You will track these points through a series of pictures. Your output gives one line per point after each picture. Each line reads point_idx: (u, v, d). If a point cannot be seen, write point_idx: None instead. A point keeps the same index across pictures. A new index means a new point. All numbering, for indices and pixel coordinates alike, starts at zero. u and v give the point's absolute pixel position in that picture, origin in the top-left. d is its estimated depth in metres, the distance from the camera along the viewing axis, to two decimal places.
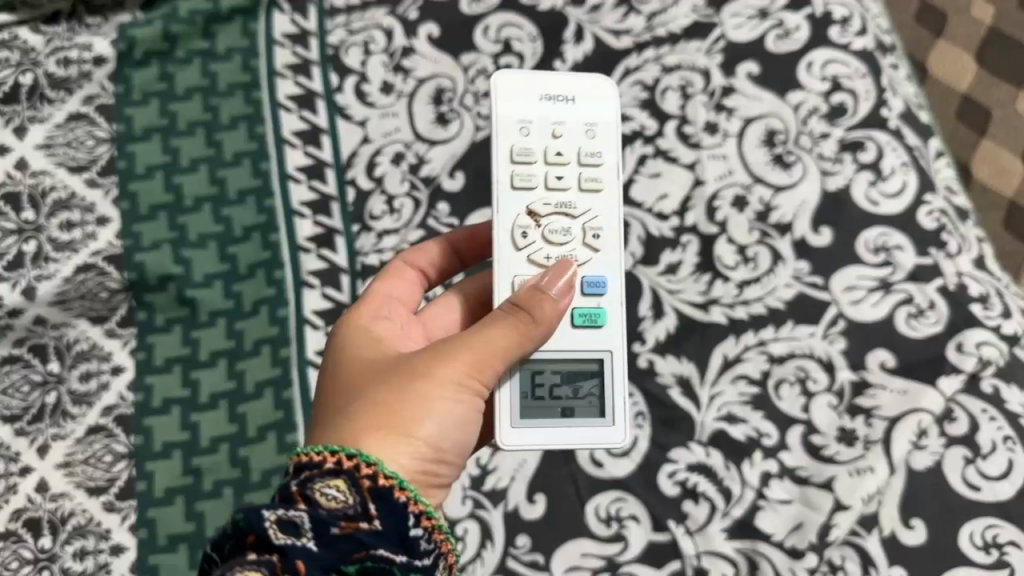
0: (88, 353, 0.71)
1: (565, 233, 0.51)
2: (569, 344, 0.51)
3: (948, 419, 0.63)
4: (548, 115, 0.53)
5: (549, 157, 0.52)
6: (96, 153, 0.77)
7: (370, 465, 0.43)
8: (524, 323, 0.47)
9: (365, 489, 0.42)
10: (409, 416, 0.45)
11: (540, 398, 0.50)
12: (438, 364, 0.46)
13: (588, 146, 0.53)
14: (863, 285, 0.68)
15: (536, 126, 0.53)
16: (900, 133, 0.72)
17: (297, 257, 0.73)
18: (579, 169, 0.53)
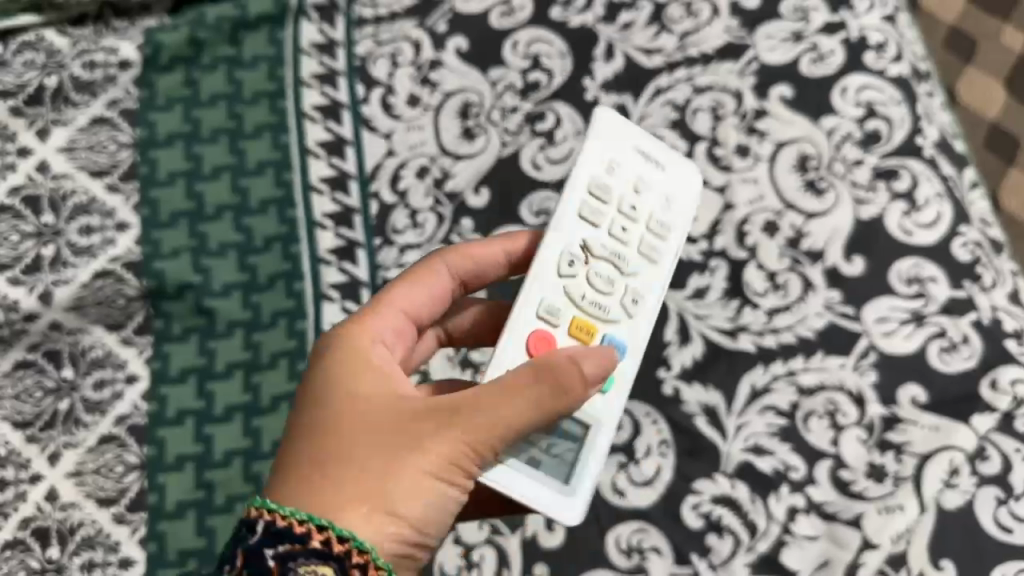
0: (103, 361, 0.70)
1: (600, 309, 0.50)
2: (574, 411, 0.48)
3: (980, 458, 0.61)
4: (674, 240, 0.53)
5: (632, 239, 0.51)
6: (118, 158, 0.77)
7: (362, 553, 0.42)
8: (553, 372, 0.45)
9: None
10: (395, 497, 0.44)
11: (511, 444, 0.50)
12: (433, 446, 0.44)
13: (652, 244, 0.52)
14: (895, 316, 0.66)
15: (666, 246, 0.52)
16: (935, 162, 0.71)
17: (318, 270, 0.72)
18: (620, 296, 0.50)
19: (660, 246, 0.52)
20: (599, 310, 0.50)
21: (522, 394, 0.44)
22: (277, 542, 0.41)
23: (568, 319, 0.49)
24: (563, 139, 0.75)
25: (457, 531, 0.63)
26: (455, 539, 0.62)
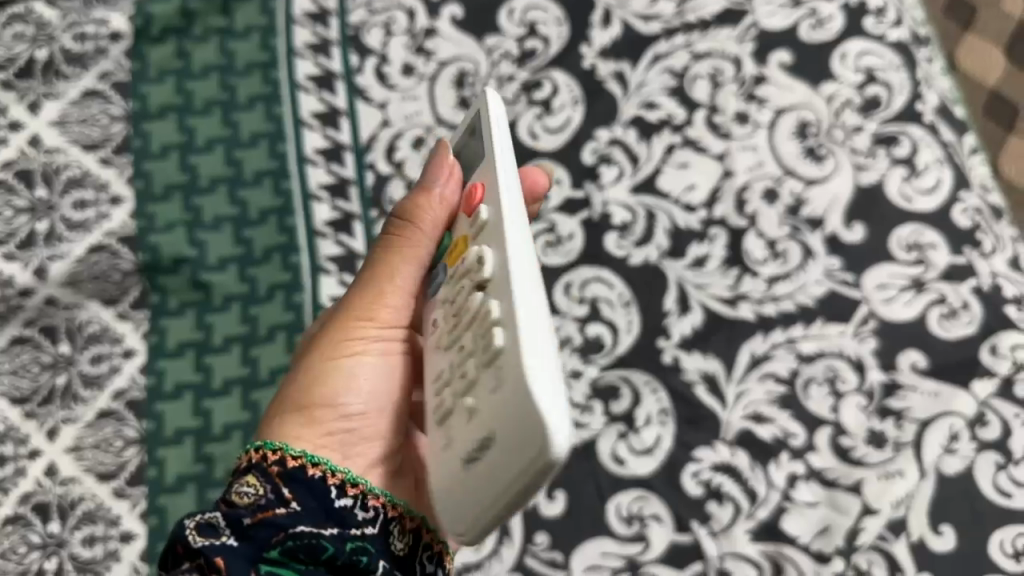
0: (100, 335, 0.70)
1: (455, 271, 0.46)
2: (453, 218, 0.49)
3: (979, 424, 0.61)
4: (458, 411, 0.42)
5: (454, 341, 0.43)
6: (110, 131, 0.76)
7: (277, 452, 0.46)
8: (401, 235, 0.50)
9: (275, 476, 0.45)
10: (321, 388, 0.50)
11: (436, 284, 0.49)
12: (326, 337, 0.51)
13: (451, 337, 0.43)
14: (895, 283, 0.66)
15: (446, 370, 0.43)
16: (935, 128, 0.71)
17: (314, 243, 0.72)
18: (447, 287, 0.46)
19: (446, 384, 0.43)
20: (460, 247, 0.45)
21: (385, 259, 0.50)
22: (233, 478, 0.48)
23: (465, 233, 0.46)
24: (560, 107, 0.74)
25: None
26: None
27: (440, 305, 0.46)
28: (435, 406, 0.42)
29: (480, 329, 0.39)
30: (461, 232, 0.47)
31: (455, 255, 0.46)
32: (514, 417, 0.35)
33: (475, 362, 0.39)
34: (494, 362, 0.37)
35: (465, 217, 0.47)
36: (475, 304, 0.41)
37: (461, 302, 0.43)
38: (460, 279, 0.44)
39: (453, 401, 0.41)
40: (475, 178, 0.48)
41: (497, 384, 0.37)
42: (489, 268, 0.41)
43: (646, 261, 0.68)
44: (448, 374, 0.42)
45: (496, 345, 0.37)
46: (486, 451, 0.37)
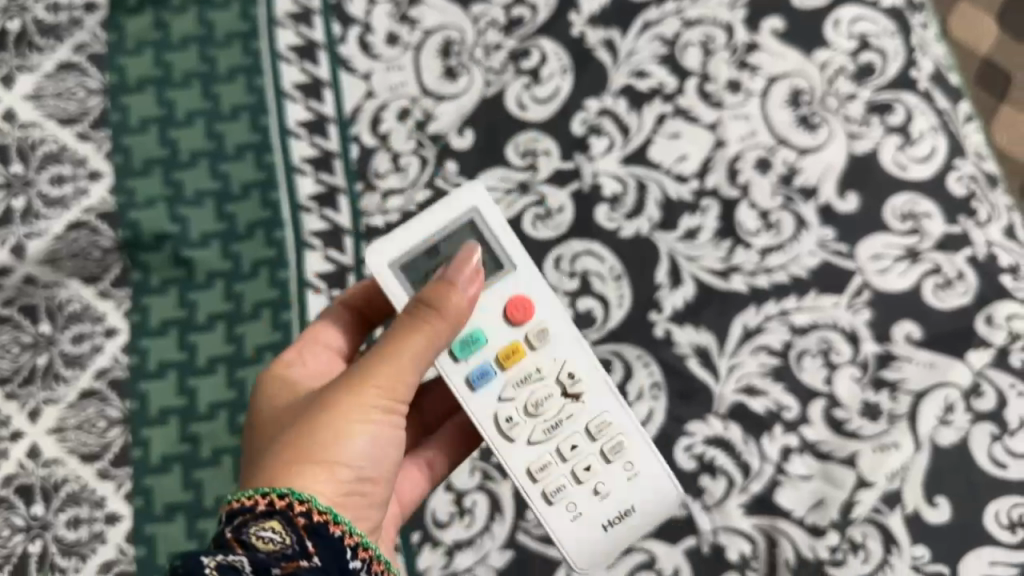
0: (81, 314, 0.68)
1: (522, 381, 0.49)
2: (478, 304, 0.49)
3: (975, 394, 0.60)
4: (580, 497, 0.49)
5: (564, 448, 0.49)
6: (87, 105, 0.74)
7: (305, 502, 0.42)
8: (428, 313, 0.45)
9: (300, 527, 0.41)
10: (330, 453, 0.44)
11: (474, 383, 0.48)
12: (333, 404, 0.44)
13: (560, 441, 0.49)
14: (889, 254, 0.65)
15: (555, 470, 0.48)
16: (930, 96, 0.69)
17: (298, 218, 0.70)
18: (512, 401, 0.49)
19: (558, 480, 0.49)
20: (525, 367, 0.49)
21: (403, 330, 0.45)
22: (231, 517, 0.42)
23: (521, 344, 0.49)
24: (548, 77, 0.73)
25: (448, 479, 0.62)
26: (446, 486, 0.61)
27: (501, 405, 0.49)
28: (541, 496, 0.49)
29: (598, 433, 0.49)
30: (509, 337, 0.49)
31: (512, 359, 0.49)
32: (657, 485, 0.50)
33: (600, 461, 0.49)
34: (625, 459, 0.49)
35: (507, 327, 0.49)
36: (588, 414, 0.49)
37: (555, 405, 0.49)
38: (538, 387, 0.49)
39: (571, 490, 0.49)
40: (505, 288, 0.49)
41: (635, 472, 0.49)
42: (585, 381, 0.50)
43: (637, 234, 0.68)
44: (548, 467, 0.49)
45: (627, 441, 0.49)
46: (632, 517, 0.49)
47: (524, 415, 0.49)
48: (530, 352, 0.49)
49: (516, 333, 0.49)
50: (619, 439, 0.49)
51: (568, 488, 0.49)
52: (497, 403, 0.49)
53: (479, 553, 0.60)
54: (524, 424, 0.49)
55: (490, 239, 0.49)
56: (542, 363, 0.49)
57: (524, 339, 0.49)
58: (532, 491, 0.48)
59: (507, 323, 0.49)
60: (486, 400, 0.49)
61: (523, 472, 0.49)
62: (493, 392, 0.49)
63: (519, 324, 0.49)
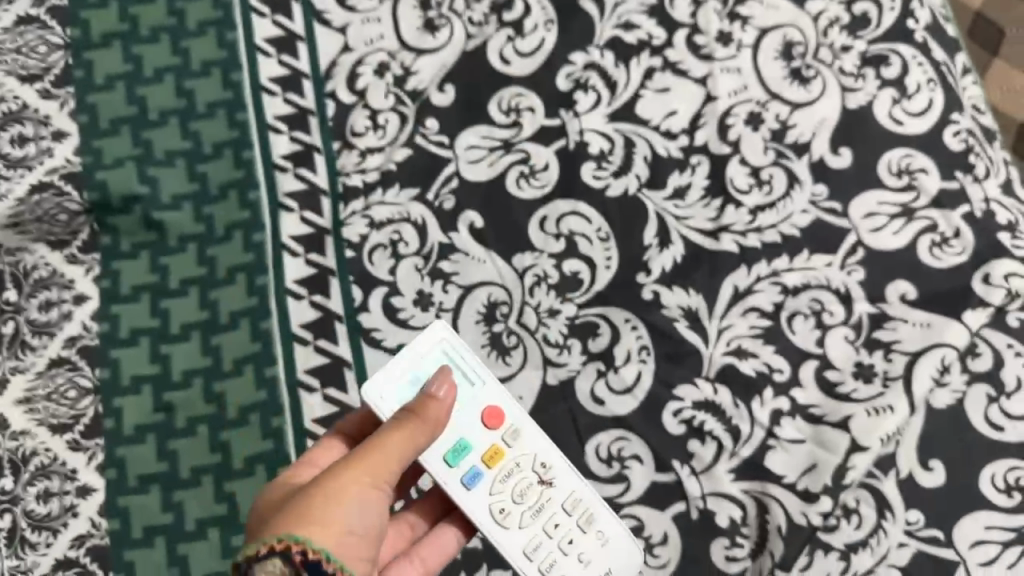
0: (48, 280, 0.66)
1: (506, 480, 0.51)
2: (455, 434, 0.51)
3: (971, 355, 0.58)
4: (565, 564, 0.52)
5: (548, 526, 0.51)
6: (50, 61, 0.71)
7: (300, 542, 0.42)
8: (415, 415, 0.47)
9: (298, 562, 0.42)
10: (323, 515, 0.44)
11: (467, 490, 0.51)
12: (327, 481, 0.45)
13: (543, 519, 0.52)
14: (884, 211, 0.63)
15: (543, 546, 0.51)
16: (927, 47, 0.67)
17: (273, 178, 0.68)
18: (502, 502, 0.51)
19: (548, 557, 0.51)
20: (505, 462, 0.51)
21: (390, 427, 0.47)
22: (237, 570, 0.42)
23: (501, 445, 0.52)
24: (532, 29, 0.70)
25: None
26: None
27: (492, 497, 0.51)
28: (536, 566, 0.51)
29: (571, 512, 0.52)
30: (488, 441, 0.51)
31: (496, 459, 0.51)
32: (628, 550, 0.53)
33: (580, 535, 0.52)
34: (596, 528, 0.52)
35: (486, 430, 0.51)
36: (564, 497, 0.52)
37: (535, 494, 0.52)
38: (519, 477, 0.52)
39: (561, 562, 0.51)
40: (479, 399, 0.52)
41: (604, 538, 0.52)
42: (558, 474, 0.52)
43: (624, 193, 0.65)
44: (537, 546, 0.51)
45: (598, 512, 0.53)
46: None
47: (509, 503, 0.51)
48: (509, 449, 0.52)
49: (493, 436, 0.52)
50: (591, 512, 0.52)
51: (555, 564, 0.51)
52: (489, 496, 0.51)
53: None
54: (514, 510, 0.51)
55: (461, 373, 0.52)
56: (517, 456, 0.52)
57: (500, 441, 0.52)
58: (526, 566, 0.51)
59: (488, 428, 0.51)
60: (475, 497, 0.51)
61: (514, 554, 0.51)
62: (484, 491, 0.51)
63: (497, 428, 0.52)
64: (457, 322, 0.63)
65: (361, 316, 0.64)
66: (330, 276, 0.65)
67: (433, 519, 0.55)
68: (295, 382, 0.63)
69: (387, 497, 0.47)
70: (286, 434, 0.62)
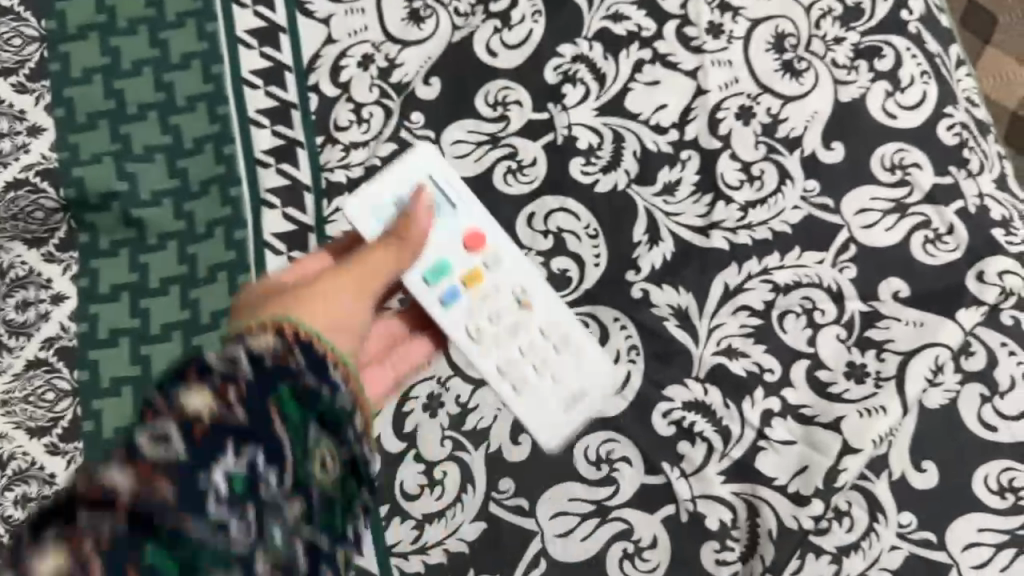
0: (25, 280, 0.65)
1: (486, 318, 0.58)
2: (438, 243, 0.59)
3: (964, 354, 0.58)
4: (530, 366, 0.58)
5: (523, 346, 0.59)
6: (25, 55, 0.69)
7: (292, 325, 0.44)
8: (398, 244, 0.54)
9: (289, 335, 0.43)
10: (314, 299, 0.47)
11: (445, 313, 0.58)
12: (316, 284, 0.49)
13: (518, 341, 0.59)
14: (877, 207, 0.62)
15: (512, 366, 0.59)
16: (920, 39, 0.66)
17: (255, 173, 0.67)
18: (479, 342, 0.59)
19: (523, 363, 0.59)
20: (486, 290, 0.59)
21: (375, 247, 0.53)
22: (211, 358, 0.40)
23: (480, 271, 0.59)
24: (520, 20, 0.69)
25: (417, 448, 0.59)
26: (416, 456, 0.59)
27: (469, 322, 0.58)
28: (510, 378, 0.59)
29: (542, 328, 0.59)
30: (469, 263, 0.59)
31: (473, 281, 0.59)
32: (597, 374, 0.58)
33: (547, 354, 0.58)
34: (566, 338, 0.59)
35: (463, 248, 0.59)
36: (537, 317, 0.59)
37: (507, 308, 0.59)
38: (494, 300, 0.59)
39: (531, 375, 0.58)
40: (459, 222, 0.59)
41: (577, 357, 0.58)
42: (531, 292, 0.59)
43: (613, 189, 0.64)
44: (512, 358, 0.59)
45: (564, 324, 0.59)
46: (583, 387, 0.58)
47: (485, 321, 0.58)
48: (486, 275, 0.59)
49: (473, 259, 0.59)
50: (571, 337, 0.59)
51: (520, 351, 0.59)
52: (467, 314, 0.58)
53: (449, 526, 0.58)
54: (488, 328, 0.58)
55: (448, 191, 0.60)
56: (494, 282, 0.59)
57: (480, 267, 0.59)
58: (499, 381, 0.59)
59: (467, 252, 0.59)
60: (454, 323, 0.58)
61: (490, 366, 0.59)
62: (464, 312, 0.58)
63: (478, 251, 0.59)
64: None
65: None
66: None
67: (412, 324, 0.60)
68: None
69: (372, 304, 0.51)
70: None
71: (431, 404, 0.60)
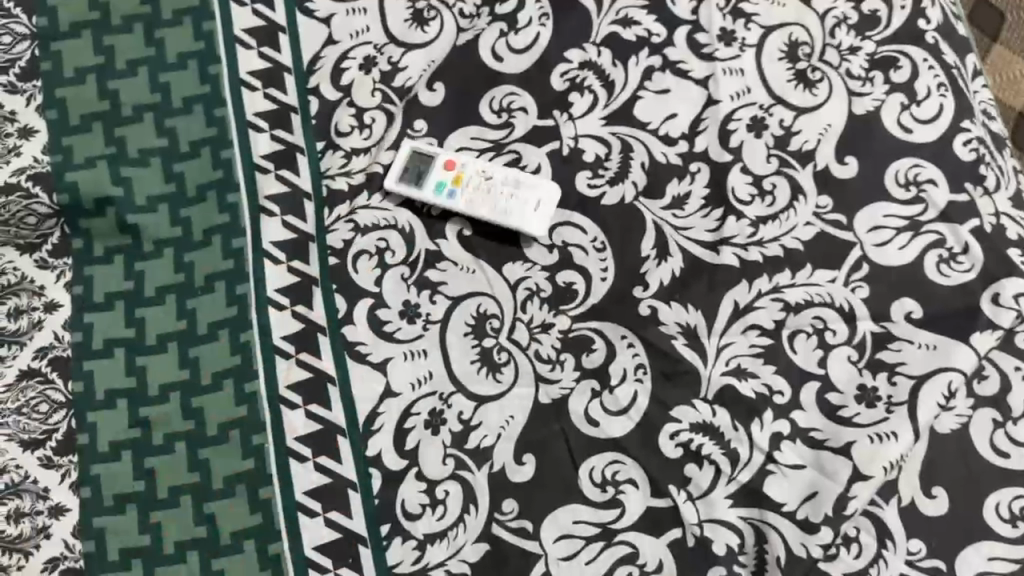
0: (16, 287, 0.63)
1: (477, 194, 0.63)
2: (429, 181, 0.63)
3: (978, 379, 0.57)
4: (529, 209, 0.62)
5: (513, 201, 0.62)
6: (15, 53, 0.67)
7: None
8: None
9: None
10: None
11: (454, 198, 0.63)
12: None
13: (511, 204, 0.62)
14: (890, 225, 0.61)
15: (518, 212, 0.62)
16: (938, 49, 0.64)
17: (253, 178, 0.65)
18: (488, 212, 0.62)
19: (519, 208, 0.62)
20: (478, 182, 0.63)
21: None
22: None
23: (460, 173, 0.63)
24: (526, 23, 0.67)
25: (419, 467, 0.58)
26: (417, 474, 0.58)
27: (473, 207, 0.63)
28: (514, 224, 0.62)
29: (508, 186, 0.63)
30: (453, 175, 0.63)
31: (463, 180, 0.63)
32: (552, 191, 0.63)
33: (528, 206, 0.62)
34: (532, 194, 0.62)
35: (442, 171, 0.64)
36: (504, 179, 0.63)
37: (493, 186, 0.63)
38: (485, 183, 0.63)
39: (523, 212, 0.62)
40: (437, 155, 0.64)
41: (539, 201, 0.62)
42: (495, 170, 0.63)
43: (621, 201, 0.63)
44: (504, 207, 0.62)
45: (528, 184, 0.63)
46: (545, 208, 0.62)
47: (479, 196, 0.63)
48: (468, 173, 0.63)
49: (453, 172, 0.63)
50: (531, 195, 0.63)
51: (522, 213, 0.62)
52: (472, 205, 0.63)
53: (451, 547, 0.56)
54: (485, 199, 0.63)
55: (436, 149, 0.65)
56: (475, 173, 0.63)
57: (460, 172, 0.63)
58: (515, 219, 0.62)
59: (444, 170, 0.64)
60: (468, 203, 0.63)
61: (491, 217, 0.62)
62: (460, 199, 0.63)
63: (453, 168, 0.64)
64: (446, 336, 0.61)
65: (345, 328, 0.61)
66: (313, 285, 0.62)
67: None
68: (276, 396, 0.60)
69: None
70: (266, 453, 0.58)
71: (433, 421, 0.59)
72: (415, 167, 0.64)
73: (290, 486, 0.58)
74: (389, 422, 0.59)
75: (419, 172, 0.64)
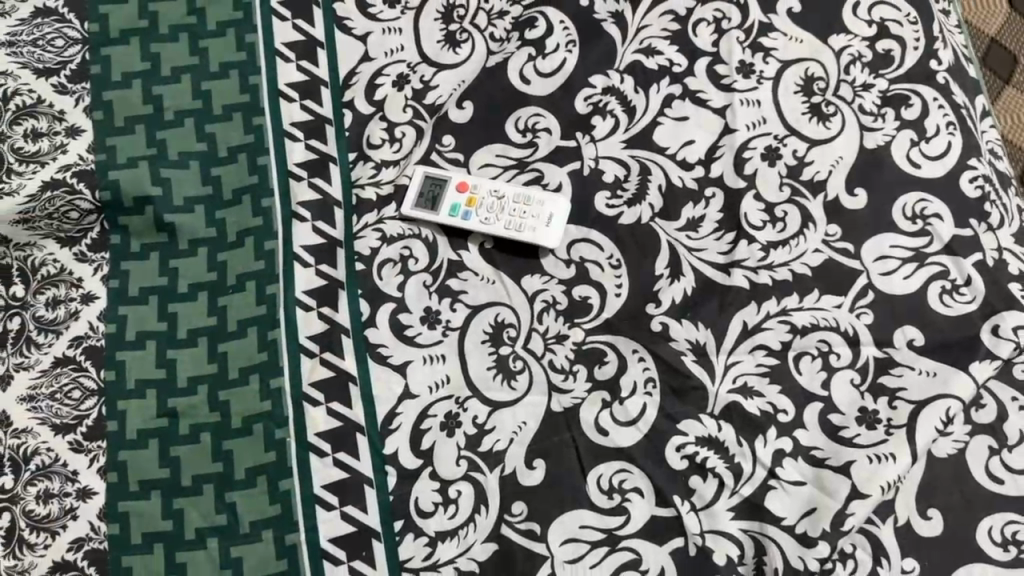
0: (56, 278, 0.65)
1: (491, 214, 0.65)
2: (445, 204, 0.66)
3: (975, 407, 0.59)
4: (540, 224, 0.65)
5: (526, 217, 0.65)
6: (66, 56, 0.71)
7: None
8: None
9: None
10: None
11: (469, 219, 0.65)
12: None
13: (523, 219, 0.65)
14: (896, 255, 0.63)
15: (530, 228, 0.65)
16: (948, 89, 0.67)
17: (287, 184, 0.68)
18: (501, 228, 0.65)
19: (531, 224, 0.65)
20: (492, 202, 0.66)
21: None
22: None
23: (473, 195, 0.66)
24: (554, 49, 0.71)
25: (434, 466, 0.60)
26: (431, 473, 0.60)
27: (487, 224, 0.65)
28: (528, 238, 0.64)
29: (520, 203, 0.65)
30: (466, 198, 0.66)
31: (476, 202, 0.66)
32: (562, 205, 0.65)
33: (540, 220, 0.65)
34: (544, 209, 0.65)
35: (456, 194, 0.66)
36: (514, 197, 0.66)
37: (505, 203, 0.65)
38: (497, 203, 0.66)
39: (536, 227, 0.64)
40: (451, 180, 0.67)
41: (551, 216, 0.65)
42: (507, 190, 0.66)
43: (638, 221, 0.65)
44: (517, 221, 0.65)
45: (539, 202, 0.65)
46: (557, 222, 0.65)
47: (492, 214, 0.65)
48: (480, 194, 0.66)
49: (467, 195, 0.66)
50: (542, 208, 0.65)
51: (535, 227, 0.65)
52: (486, 224, 0.65)
53: (461, 545, 0.58)
54: (498, 218, 0.65)
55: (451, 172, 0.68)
56: (488, 193, 0.66)
57: (472, 194, 0.66)
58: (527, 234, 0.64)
59: (458, 193, 0.66)
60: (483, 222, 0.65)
61: (504, 232, 0.65)
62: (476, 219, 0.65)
63: (466, 191, 0.66)
64: (464, 343, 0.63)
65: (368, 330, 0.64)
66: (339, 289, 0.65)
67: None
68: (300, 394, 0.62)
69: None
70: (288, 447, 0.61)
71: (449, 423, 0.61)
72: (431, 190, 0.67)
73: (309, 479, 0.60)
74: (406, 422, 0.61)
75: (434, 196, 0.67)
